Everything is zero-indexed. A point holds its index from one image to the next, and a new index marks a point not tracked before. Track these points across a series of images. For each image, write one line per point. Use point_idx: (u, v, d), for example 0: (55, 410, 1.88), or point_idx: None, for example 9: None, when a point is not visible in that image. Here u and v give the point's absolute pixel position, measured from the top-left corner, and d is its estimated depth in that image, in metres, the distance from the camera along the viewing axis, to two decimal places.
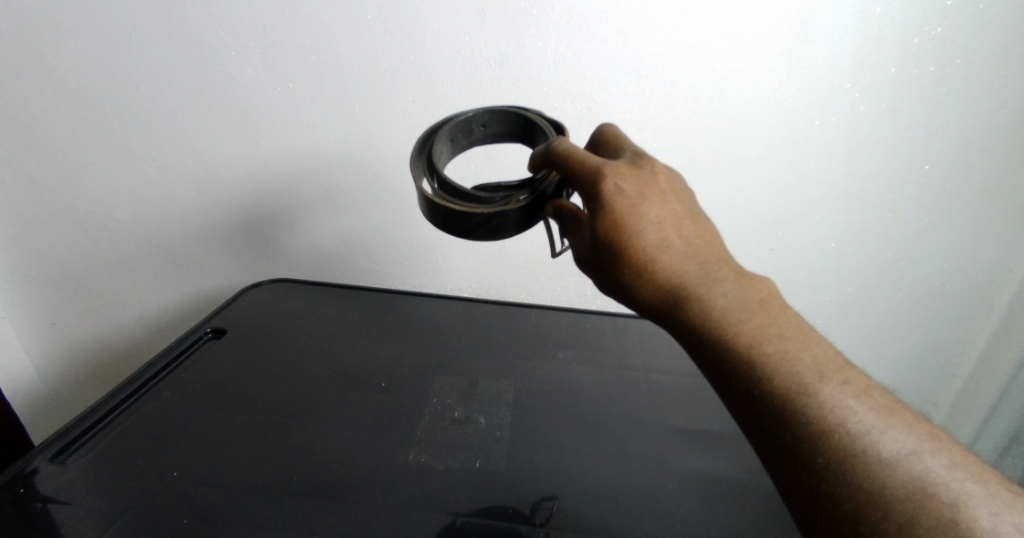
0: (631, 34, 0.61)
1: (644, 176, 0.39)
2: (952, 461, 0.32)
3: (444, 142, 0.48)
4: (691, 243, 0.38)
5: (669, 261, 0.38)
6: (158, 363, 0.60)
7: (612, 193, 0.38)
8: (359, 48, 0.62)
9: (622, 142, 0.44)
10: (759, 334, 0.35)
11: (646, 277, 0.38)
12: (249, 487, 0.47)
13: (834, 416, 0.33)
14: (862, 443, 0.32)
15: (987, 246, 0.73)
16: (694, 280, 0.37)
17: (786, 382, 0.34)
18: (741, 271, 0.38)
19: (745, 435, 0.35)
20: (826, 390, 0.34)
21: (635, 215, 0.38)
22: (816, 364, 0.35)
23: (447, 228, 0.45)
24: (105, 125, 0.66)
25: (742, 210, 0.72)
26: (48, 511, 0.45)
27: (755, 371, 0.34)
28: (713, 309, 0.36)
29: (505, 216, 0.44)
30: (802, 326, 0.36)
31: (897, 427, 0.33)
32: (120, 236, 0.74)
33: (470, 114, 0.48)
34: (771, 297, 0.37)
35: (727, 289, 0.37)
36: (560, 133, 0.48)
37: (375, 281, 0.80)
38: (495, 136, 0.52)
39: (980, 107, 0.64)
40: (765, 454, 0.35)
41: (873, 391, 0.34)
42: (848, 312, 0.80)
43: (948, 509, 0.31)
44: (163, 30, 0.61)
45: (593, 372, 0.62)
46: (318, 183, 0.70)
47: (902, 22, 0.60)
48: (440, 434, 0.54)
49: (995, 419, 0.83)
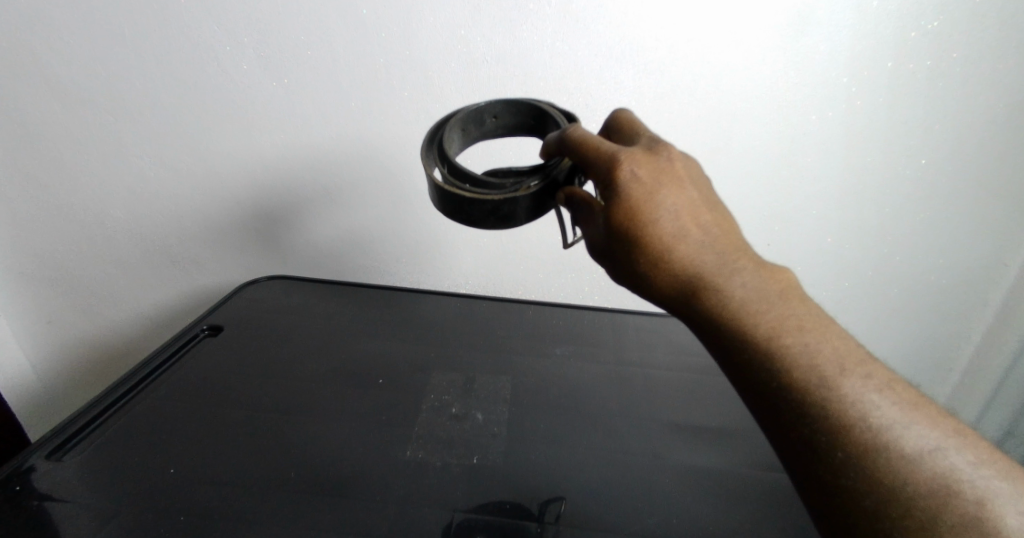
0: (628, 28, 0.61)
1: (660, 163, 0.39)
2: (978, 458, 0.33)
3: (455, 131, 0.48)
4: (709, 233, 0.38)
5: (687, 250, 0.38)
6: (156, 359, 0.60)
7: (628, 179, 0.38)
8: (354, 42, 0.62)
9: (638, 130, 0.44)
10: (778, 325, 0.35)
11: (662, 266, 0.38)
12: (251, 484, 0.47)
13: (855, 410, 0.33)
14: (884, 438, 0.33)
15: (984, 239, 0.74)
16: (712, 269, 0.37)
17: (805, 374, 0.34)
18: (760, 261, 0.38)
19: (760, 427, 0.36)
20: (847, 383, 0.34)
21: (652, 203, 0.38)
22: (837, 357, 0.35)
23: (457, 216, 0.45)
24: (100, 119, 0.66)
25: (737, 206, 0.72)
26: (44, 508, 0.45)
27: (773, 362, 0.35)
28: (731, 299, 0.36)
29: (515, 203, 0.44)
30: (822, 318, 0.36)
31: (921, 422, 0.33)
32: (116, 233, 0.74)
33: (482, 103, 0.48)
34: (790, 288, 0.37)
35: (746, 280, 0.37)
36: (572, 123, 0.48)
37: (374, 278, 0.80)
38: (507, 128, 0.51)
39: (978, 100, 0.64)
40: (781, 446, 0.35)
41: (896, 385, 0.34)
42: (844, 306, 0.80)
43: (972, 507, 0.31)
44: (155, 24, 0.60)
45: (592, 368, 0.62)
46: (315, 179, 0.70)
47: (900, 15, 0.60)
48: (438, 429, 0.54)
49: (992, 411, 0.83)
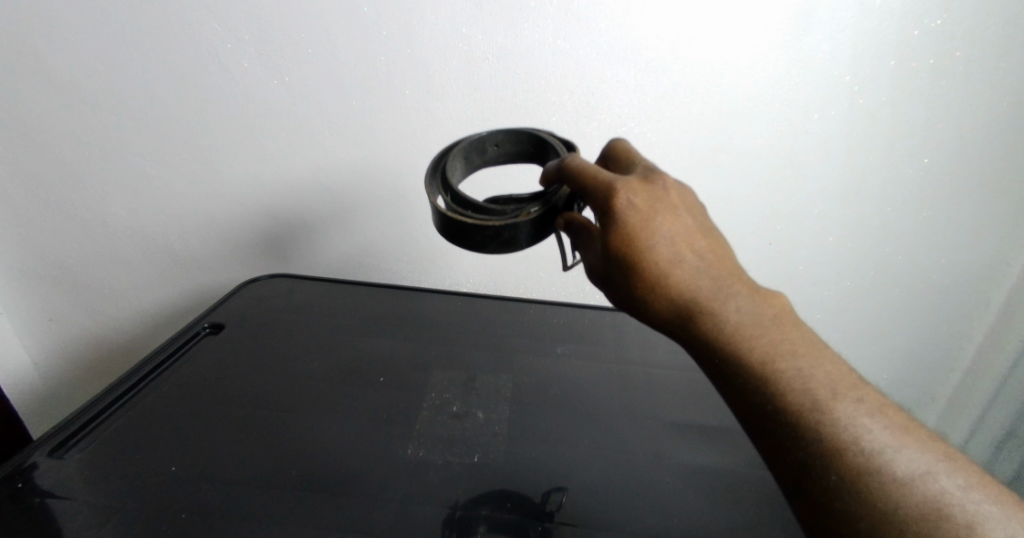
0: (630, 26, 0.61)
1: (656, 191, 0.39)
2: (968, 482, 0.33)
3: (457, 160, 0.48)
4: (704, 258, 0.38)
5: (682, 276, 0.37)
6: (158, 356, 0.60)
7: (624, 207, 0.38)
8: (356, 40, 0.61)
9: (634, 159, 0.44)
10: (772, 350, 0.35)
11: (658, 291, 0.37)
12: (250, 483, 0.47)
13: (848, 434, 0.33)
14: (876, 462, 0.33)
15: (986, 239, 0.73)
16: (707, 294, 0.37)
17: (800, 399, 0.34)
18: (755, 285, 0.38)
19: (756, 448, 0.36)
20: (840, 407, 0.34)
21: (647, 230, 0.37)
22: (830, 381, 0.35)
23: (459, 241, 0.45)
24: (101, 118, 0.66)
25: (739, 205, 0.72)
26: (46, 505, 0.45)
27: (768, 387, 0.35)
28: (726, 325, 0.36)
29: (516, 228, 0.44)
30: (816, 342, 0.36)
31: (912, 446, 0.34)
32: (118, 232, 0.74)
33: (483, 132, 0.48)
34: (785, 313, 0.37)
35: (741, 304, 0.37)
36: (571, 152, 0.48)
37: (374, 276, 0.79)
38: (508, 156, 0.51)
39: (981, 100, 0.64)
40: (777, 468, 0.35)
41: (888, 409, 0.35)
42: (846, 305, 0.80)
43: (963, 530, 0.31)
44: (156, 22, 0.60)
45: (592, 367, 0.62)
46: (314, 177, 0.70)
47: (902, 14, 0.60)
48: (438, 428, 0.54)
49: (993, 412, 0.83)
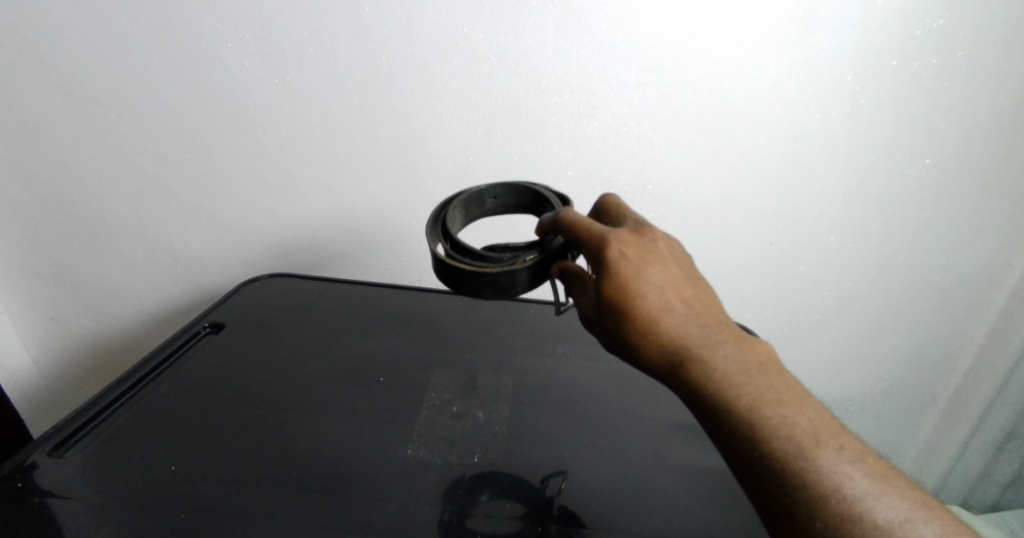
0: (630, 25, 0.61)
1: (646, 243, 0.40)
2: (944, 530, 0.35)
3: (457, 211, 0.48)
4: (692, 307, 0.39)
5: (673, 324, 0.38)
6: (159, 355, 0.60)
7: (616, 258, 0.39)
8: (357, 39, 0.61)
9: (625, 213, 0.44)
10: (759, 398, 0.37)
11: (649, 338, 0.38)
12: (251, 479, 0.48)
13: (831, 481, 0.35)
14: (857, 508, 0.35)
15: (985, 241, 0.74)
16: (696, 342, 0.38)
17: (785, 445, 0.36)
18: (740, 333, 0.39)
19: (745, 491, 0.38)
20: (824, 455, 0.36)
21: (638, 279, 0.38)
22: (813, 429, 0.37)
23: (457, 288, 0.44)
24: (102, 118, 0.66)
25: (741, 204, 0.72)
26: (47, 504, 0.45)
27: (757, 434, 0.36)
28: (715, 372, 0.37)
29: (513, 275, 0.43)
30: (799, 391, 0.38)
31: (891, 494, 0.36)
32: (117, 229, 0.74)
33: (483, 184, 0.48)
34: (769, 361, 0.39)
35: (727, 352, 0.38)
36: (566, 205, 0.48)
37: (374, 274, 0.79)
38: (506, 208, 0.51)
39: (981, 101, 0.64)
40: (766, 511, 0.37)
41: (867, 457, 0.37)
42: (847, 305, 0.79)
43: None
44: (159, 21, 0.60)
45: (593, 368, 0.62)
46: (315, 176, 0.70)
47: (904, 13, 0.60)
48: (438, 426, 0.54)
49: (993, 414, 0.83)
